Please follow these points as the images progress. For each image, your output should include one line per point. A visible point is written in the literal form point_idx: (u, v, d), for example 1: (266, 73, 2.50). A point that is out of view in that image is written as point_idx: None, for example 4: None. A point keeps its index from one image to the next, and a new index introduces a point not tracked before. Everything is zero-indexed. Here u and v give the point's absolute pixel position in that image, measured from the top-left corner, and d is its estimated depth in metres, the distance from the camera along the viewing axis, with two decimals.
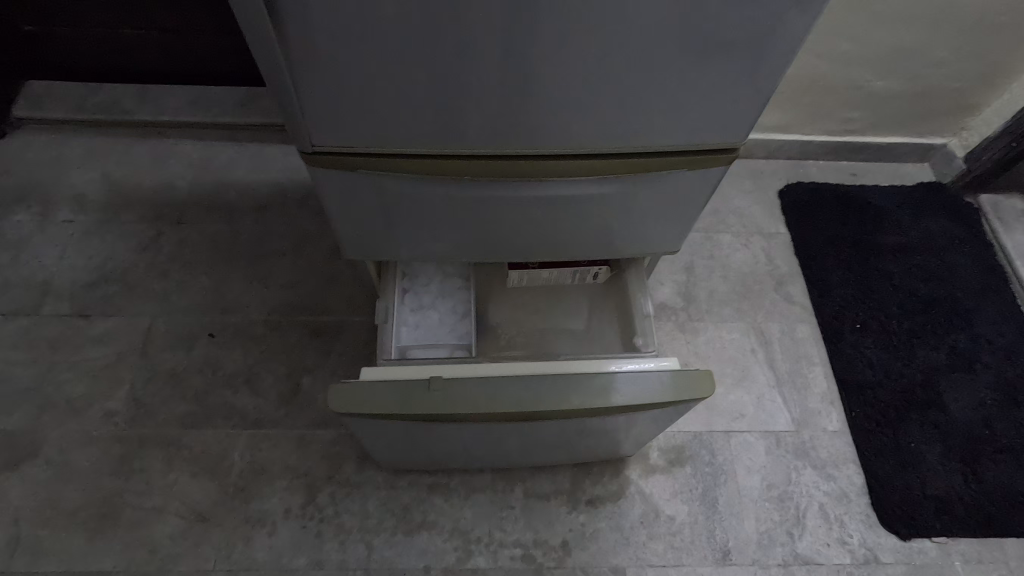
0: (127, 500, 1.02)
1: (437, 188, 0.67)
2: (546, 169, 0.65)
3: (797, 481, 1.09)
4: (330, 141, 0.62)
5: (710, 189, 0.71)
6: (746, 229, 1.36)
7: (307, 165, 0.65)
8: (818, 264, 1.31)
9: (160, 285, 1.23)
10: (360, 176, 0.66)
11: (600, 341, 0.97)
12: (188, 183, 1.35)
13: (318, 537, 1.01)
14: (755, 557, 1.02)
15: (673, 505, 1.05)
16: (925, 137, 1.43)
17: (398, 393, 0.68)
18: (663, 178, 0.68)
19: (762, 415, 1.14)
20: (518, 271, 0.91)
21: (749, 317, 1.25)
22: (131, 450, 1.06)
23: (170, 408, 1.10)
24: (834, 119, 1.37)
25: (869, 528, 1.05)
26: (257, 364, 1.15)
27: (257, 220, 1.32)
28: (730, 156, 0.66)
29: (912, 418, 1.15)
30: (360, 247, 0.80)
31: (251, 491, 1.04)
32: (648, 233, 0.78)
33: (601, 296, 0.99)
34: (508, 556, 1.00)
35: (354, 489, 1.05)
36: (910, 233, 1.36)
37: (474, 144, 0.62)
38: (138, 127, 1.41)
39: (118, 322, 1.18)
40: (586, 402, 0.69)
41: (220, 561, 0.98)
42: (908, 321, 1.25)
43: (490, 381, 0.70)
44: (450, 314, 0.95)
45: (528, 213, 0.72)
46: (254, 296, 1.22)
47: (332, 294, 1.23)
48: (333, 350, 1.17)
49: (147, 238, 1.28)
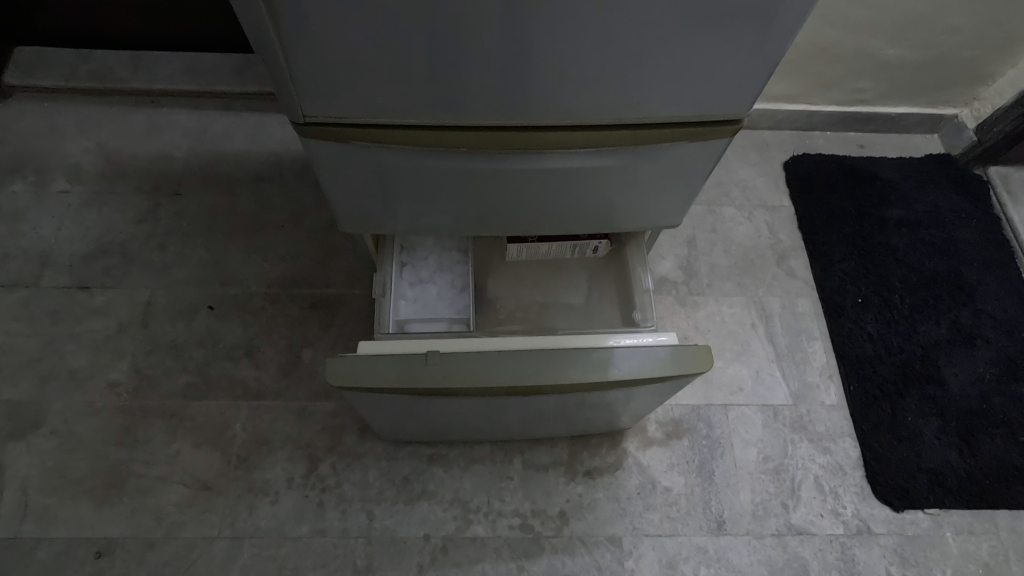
0: (132, 469, 1.04)
1: (434, 161, 0.66)
2: (544, 141, 0.63)
3: (794, 454, 1.10)
4: (321, 112, 0.60)
5: (713, 163, 0.70)
6: (749, 202, 1.35)
7: (301, 136, 0.63)
8: (821, 238, 1.30)
9: (159, 257, 1.22)
10: (353, 149, 0.64)
11: (600, 316, 0.97)
12: (184, 154, 1.34)
13: (321, 506, 1.02)
14: (750, 528, 1.04)
15: (670, 476, 1.07)
16: (935, 107, 1.40)
17: (394, 366, 0.69)
18: (664, 150, 0.66)
19: (760, 388, 1.15)
20: (518, 244, 0.90)
21: (750, 292, 1.24)
22: (135, 421, 1.07)
23: (172, 379, 1.11)
24: (842, 89, 1.34)
25: (863, 500, 1.07)
26: (257, 336, 1.15)
27: (254, 191, 1.30)
28: (734, 128, 0.64)
29: (910, 392, 1.15)
30: (355, 220, 0.79)
31: (254, 461, 1.05)
32: (648, 206, 0.77)
33: (601, 270, 0.99)
34: (506, 525, 1.02)
35: (355, 460, 1.06)
36: (915, 206, 1.34)
37: (470, 114, 0.60)
38: (131, 96, 1.38)
39: (117, 294, 1.18)
40: (583, 376, 0.69)
41: (225, 528, 1.00)
42: (910, 296, 1.25)
43: (486, 355, 0.69)
44: (449, 288, 0.95)
45: (525, 187, 0.71)
46: (253, 268, 1.22)
47: (331, 266, 1.23)
48: (332, 323, 1.17)
49: (145, 209, 1.27)
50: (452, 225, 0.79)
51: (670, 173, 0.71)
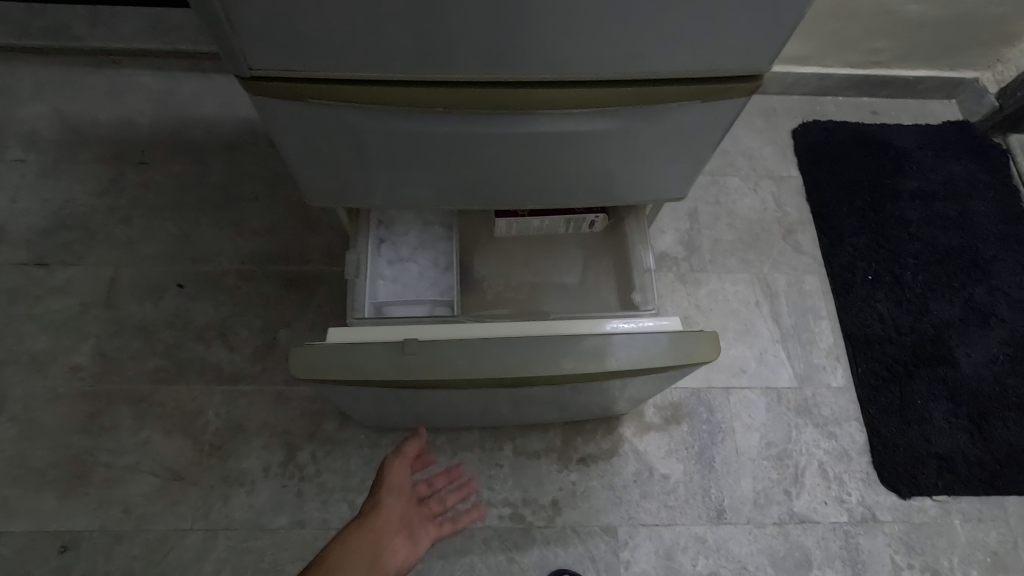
0: (98, 458, 0.98)
1: (406, 123, 0.58)
2: (532, 100, 0.55)
3: (797, 439, 1.05)
4: (270, 64, 0.51)
5: (726, 127, 0.62)
6: (755, 172, 1.26)
7: (250, 94, 0.55)
8: (830, 211, 1.23)
9: (123, 231, 1.14)
10: (312, 109, 0.56)
11: (595, 296, 0.90)
12: (148, 119, 1.23)
13: (299, 496, 0.97)
14: (751, 516, 0.99)
15: (668, 463, 1.02)
16: (955, 70, 1.31)
17: (367, 356, 0.62)
18: (670, 111, 0.58)
19: (764, 371, 1.09)
20: (507, 219, 0.82)
21: (755, 268, 1.17)
22: (100, 407, 1.01)
23: (140, 363, 1.04)
24: (858, 49, 1.24)
25: (869, 486, 1.02)
26: (230, 317, 1.08)
27: (226, 159, 1.21)
28: (753, 85, 0.56)
29: (920, 374, 1.10)
30: (324, 191, 0.71)
31: (228, 449, 0.99)
32: (650, 176, 0.69)
33: (598, 246, 0.91)
34: (496, 515, 0.97)
35: (336, 448, 1.00)
36: (931, 177, 1.27)
37: (446, 66, 0.52)
38: (90, 55, 1.26)
39: (79, 272, 1.10)
40: (577, 367, 0.62)
41: (198, 520, 0.95)
42: (923, 273, 1.18)
43: (470, 343, 0.62)
44: (431, 267, 0.88)
45: (512, 154, 0.63)
46: (225, 243, 1.14)
47: (309, 241, 1.15)
48: (311, 302, 1.10)
49: (107, 179, 1.18)
50: (431, 197, 0.72)
51: (676, 139, 0.63)
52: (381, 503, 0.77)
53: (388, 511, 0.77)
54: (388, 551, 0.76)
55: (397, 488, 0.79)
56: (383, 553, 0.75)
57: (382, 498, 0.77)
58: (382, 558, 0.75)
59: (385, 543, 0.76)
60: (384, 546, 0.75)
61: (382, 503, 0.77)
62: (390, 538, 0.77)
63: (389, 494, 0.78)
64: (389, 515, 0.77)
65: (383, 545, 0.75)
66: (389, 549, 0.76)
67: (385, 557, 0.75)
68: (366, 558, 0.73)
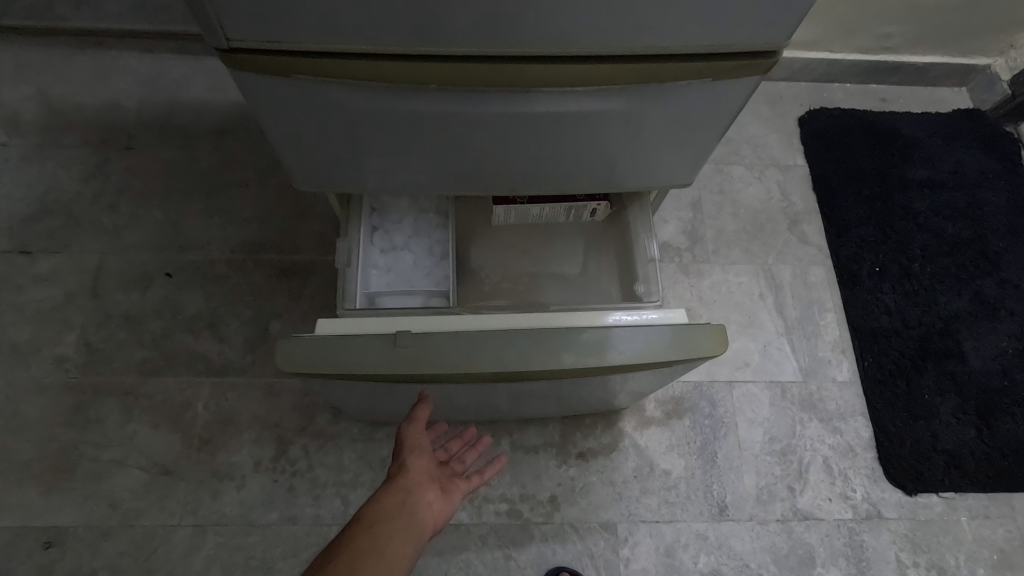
0: (83, 452, 0.95)
1: (398, 101, 0.54)
2: (532, 77, 0.52)
3: (801, 434, 1.02)
4: (250, 36, 0.48)
5: (737, 108, 0.58)
6: (761, 160, 1.23)
7: (230, 69, 0.51)
8: (837, 201, 1.19)
9: (109, 218, 1.10)
10: (296, 85, 0.52)
11: (596, 287, 0.87)
12: (135, 102, 1.19)
13: (291, 492, 0.94)
14: (753, 513, 0.97)
15: (669, 458, 0.99)
16: (967, 57, 1.28)
17: (357, 349, 0.59)
18: (679, 89, 0.54)
19: (768, 364, 1.06)
20: (505, 206, 0.79)
21: (759, 259, 1.14)
22: (85, 399, 0.98)
23: (126, 354, 1.01)
24: (868, 34, 1.20)
25: (874, 483, 1.00)
26: (220, 307, 1.05)
27: (215, 144, 1.17)
28: (769, 62, 0.52)
29: (928, 368, 1.07)
30: (313, 175, 0.68)
31: (218, 443, 0.96)
32: (655, 160, 0.66)
33: (599, 235, 0.88)
34: (493, 511, 0.95)
35: (329, 442, 0.97)
36: (940, 166, 1.24)
37: (440, 39, 0.48)
38: (75, 36, 1.22)
39: (64, 260, 1.07)
40: (577, 361, 0.59)
41: (186, 515, 0.92)
42: (931, 264, 1.15)
43: (465, 336, 0.60)
44: (426, 256, 0.85)
45: (510, 135, 0.59)
46: (214, 231, 1.10)
47: (301, 230, 1.11)
48: (303, 292, 1.07)
49: (92, 164, 1.14)
50: (424, 182, 0.68)
51: (684, 120, 0.59)
52: (408, 462, 0.69)
53: (417, 470, 0.69)
54: (425, 508, 0.67)
55: (423, 448, 0.71)
56: (421, 510, 0.66)
57: (407, 459, 0.69)
58: (421, 516, 0.65)
59: (422, 500, 0.67)
60: (421, 504, 0.67)
61: (409, 463, 0.69)
62: (424, 497, 0.68)
63: (415, 454, 0.70)
64: (419, 474, 0.69)
65: (420, 503, 0.66)
66: (426, 506, 0.67)
67: (424, 516, 0.66)
68: (405, 516, 0.63)
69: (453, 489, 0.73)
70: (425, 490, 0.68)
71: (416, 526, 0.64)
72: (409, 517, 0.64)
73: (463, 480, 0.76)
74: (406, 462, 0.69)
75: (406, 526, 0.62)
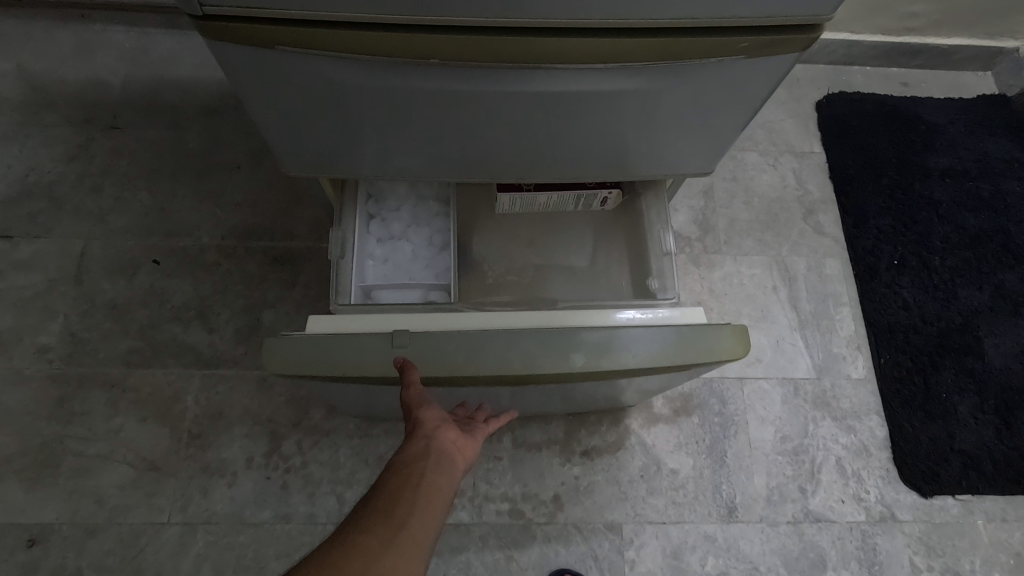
0: (68, 447, 0.91)
1: (396, 77, 0.49)
2: (546, 54, 0.47)
3: (814, 433, 0.98)
4: (230, 2, 0.42)
5: (768, 90, 0.53)
6: (776, 146, 1.18)
7: (207, 40, 0.46)
8: (855, 190, 1.14)
9: (94, 202, 1.05)
10: (281, 57, 0.47)
11: (606, 281, 0.82)
12: (120, 79, 1.13)
13: (284, 489, 0.91)
14: (764, 514, 0.93)
15: (677, 458, 0.96)
16: (993, 39, 1.22)
17: (350, 350, 0.54)
18: (707, 67, 0.49)
19: (781, 360, 1.02)
20: (510, 194, 0.74)
21: (773, 250, 1.10)
22: (69, 392, 0.94)
23: (112, 344, 0.96)
24: (892, 14, 1.14)
25: (889, 484, 0.97)
26: (209, 296, 1.00)
27: (205, 124, 1.12)
28: (809, 38, 0.47)
29: (946, 365, 1.03)
30: (305, 158, 0.63)
31: (208, 438, 0.93)
32: (675, 145, 0.61)
33: (609, 225, 0.84)
34: (494, 510, 0.91)
35: (324, 438, 0.94)
36: (963, 154, 1.18)
37: (442, 9, 0.43)
38: (54, 8, 1.15)
39: (46, 245, 1.02)
40: (588, 364, 0.55)
41: (175, 513, 0.89)
42: (952, 257, 1.11)
43: (467, 335, 0.55)
44: (426, 246, 0.80)
45: (517, 116, 0.54)
46: (204, 216, 1.05)
47: (295, 215, 1.06)
48: (296, 281, 1.02)
49: (75, 144, 1.09)
50: (423, 166, 0.63)
51: (708, 103, 0.54)
52: (422, 416, 0.53)
53: (436, 420, 0.53)
54: (453, 461, 0.51)
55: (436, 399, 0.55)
56: (448, 465, 0.51)
57: (418, 414, 0.53)
58: (451, 471, 0.50)
59: (448, 452, 0.52)
60: (447, 456, 0.51)
61: (424, 415, 0.53)
62: (452, 446, 0.52)
63: (428, 405, 0.53)
64: (439, 425, 0.53)
65: (446, 456, 0.51)
66: (454, 456, 0.52)
67: (455, 468, 0.51)
68: (429, 476, 0.48)
69: (478, 431, 0.58)
70: (451, 436, 0.53)
71: (445, 486, 0.49)
72: (435, 476, 0.49)
73: (486, 424, 0.61)
74: (419, 415, 0.53)
75: (431, 489, 0.48)
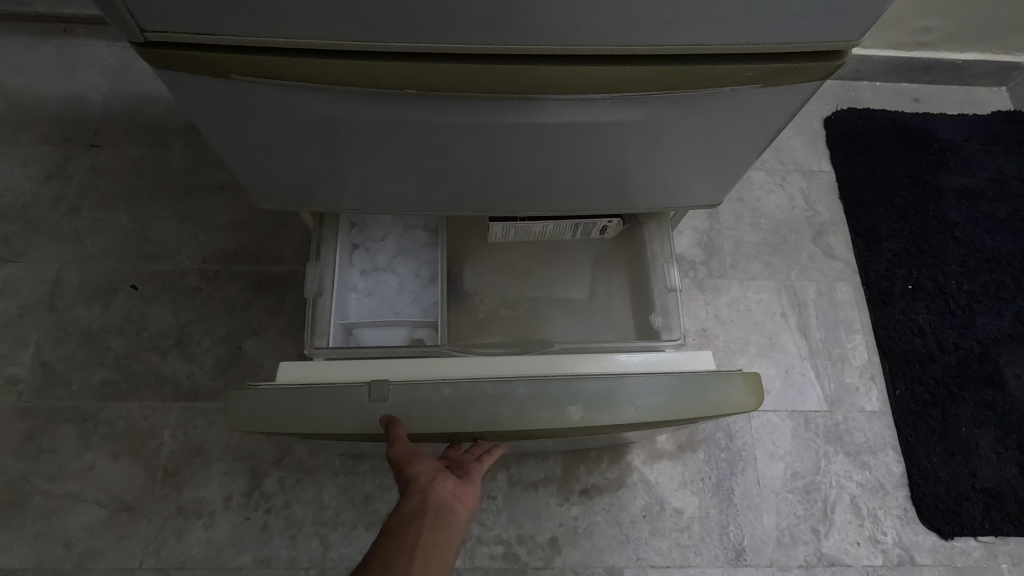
0: (36, 485, 0.86)
1: (373, 107, 0.45)
2: (537, 84, 0.42)
3: (826, 470, 0.93)
4: (176, 27, 0.38)
5: (784, 119, 0.48)
6: (784, 165, 1.13)
7: (160, 68, 0.41)
8: (866, 210, 1.10)
9: (71, 224, 1.01)
10: (243, 86, 0.43)
11: (606, 316, 0.78)
12: (101, 95, 1.09)
13: (265, 531, 0.85)
14: (774, 558, 0.88)
15: (682, 496, 0.90)
16: (1009, 53, 1.17)
17: (323, 403, 0.49)
18: (720, 96, 0.45)
19: (790, 391, 0.97)
20: (503, 223, 0.70)
21: (781, 275, 1.04)
22: (39, 426, 0.89)
23: (85, 375, 0.92)
24: (903, 28, 1.10)
25: (906, 525, 0.91)
26: (189, 324, 0.95)
27: (189, 142, 1.07)
28: (833, 65, 0.42)
29: (965, 398, 0.98)
30: (283, 187, 0.58)
31: (184, 476, 0.87)
32: (682, 174, 0.56)
33: (607, 254, 0.80)
34: (487, 554, 0.86)
35: (307, 475, 0.88)
36: (978, 173, 1.13)
37: (417, 34, 0.38)
38: (35, 21, 1.11)
39: (19, 270, 0.97)
40: (586, 419, 0.50)
41: (148, 557, 0.83)
42: (969, 282, 1.05)
43: (452, 386, 0.50)
44: (413, 279, 0.77)
45: (510, 147, 0.50)
46: (185, 239, 1.00)
47: (280, 238, 1.01)
48: (280, 307, 0.97)
49: (52, 163, 1.04)
50: (408, 197, 0.59)
51: (719, 132, 0.49)
52: (414, 471, 0.49)
53: (430, 471, 0.50)
54: (451, 515, 0.49)
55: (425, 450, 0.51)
56: (449, 518, 0.49)
57: (408, 471, 0.49)
58: (451, 526, 0.48)
59: (447, 505, 0.49)
60: (446, 511, 0.49)
61: (417, 469, 0.49)
62: (450, 497, 0.50)
63: (418, 459, 0.50)
64: (433, 478, 0.50)
65: (444, 510, 0.49)
66: (452, 509, 0.49)
67: (456, 521, 0.49)
68: (426, 535, 0.47)
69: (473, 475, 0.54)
70: (448, 486, 0.50)
71: (444, 545, 0.47)
72: (432, 535, 0.47)
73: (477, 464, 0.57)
74: (411, 470, 0.49)
75: (429, 551, 0.46)
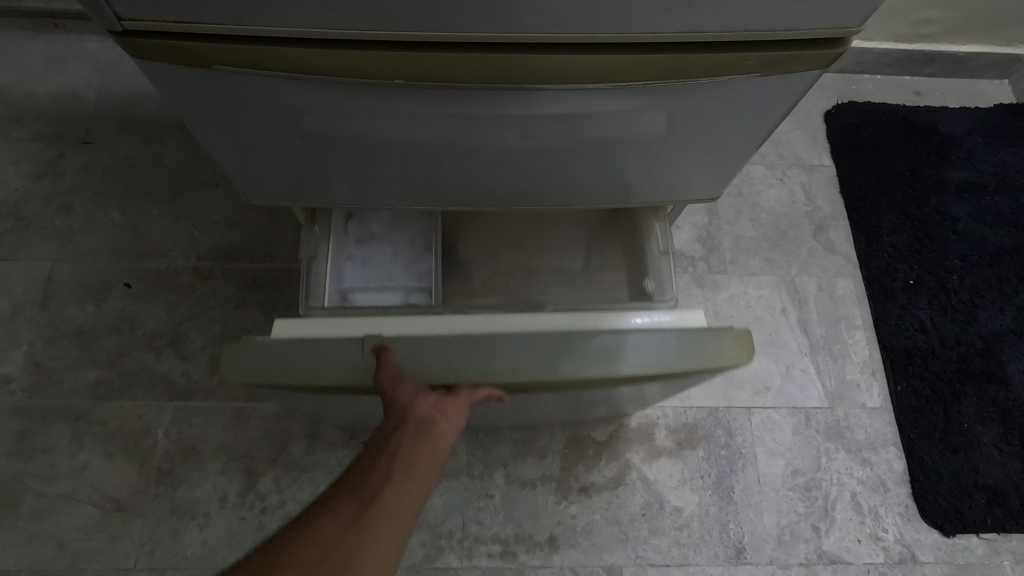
0: (29, 486, 0.85)
1: (362, 99, 0.44)
2: (530, 74, 0.41)
3: (827, 467, 0.92)
4: (157, 16, 0.37)
5: (786, 108, 0.47)
6: (784, 160, 1.12)
7: (141, 58, 0.40)
8: (867, 204, 1.09)
9: (63, 221, 0.99)
10: (227, 77, 0.41)
11: (601, 285, 0.78)
12: (94, 91, 1.08)
13: (261, 530, 0.85)
14: (774, 556, 0.87)
15: (681, 494, 0.89)
16: (1012, 45, 1.15)
17: (314, 356, 0.48)
18: (719, 85, 0.43)
19: (791, 389, 0.96)
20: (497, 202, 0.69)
21: (781, 270, 1.03)
22: (32, 426, 0.88)
23: (78, 374, 0.91)
24: (905, 20, 1.09)
25: (908, 522, 0.90)
26: (183, 321, 0.94)
27: (182, 137, 1.06)
28: (834, 53, 0.41)
29: (968, 395, 0.97)
30: (272, 182, 0.57)
31: (179, 475, 0.87)
32: (683, 167, 0.55)
33: (602, 237, 0.79)
34: (485, 552, 0.85)
35: (303, 475, 0.88)
36: (980, 167, 1.12)
37: (404, 23, 0.37)
38: (27, 17, 1.10)
39: (12, 268, 0.96)
40: (577, 371, 0.47)
41: (143, 558, 0.83)
42: (972, 277, 1.04)
43: (448, 340, 0.48)
44: (408, 246, 0.76)
45: (504, 140, 0.48)
46: (179, 236, 0.99)
47: (274, 234, 1.00)
48: (275, 305, 0.96)
49: (44, 161, 1.03)
50: (401, 190, 0.58)
51: (720, 122, 0.48)
52: (394, 394, 0.45)
53: (412, 390, 0.46)
54: (435, 429, 0.46)
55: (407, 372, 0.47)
56: (432, 433, 0.46)
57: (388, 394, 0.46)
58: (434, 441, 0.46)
59: (429, 422, 0.46)
60: (428, 427, 0.46)
61: (397, 392, 0.45)
62: (433, 413, 0.46)
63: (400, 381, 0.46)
64: (414, 399, 0.46)
65: (426, 426, 0.46)
66: (436, 426, 0.46)
67: (439, 435, 0.46)
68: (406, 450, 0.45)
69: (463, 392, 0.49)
70: (431, 403, 0.46)
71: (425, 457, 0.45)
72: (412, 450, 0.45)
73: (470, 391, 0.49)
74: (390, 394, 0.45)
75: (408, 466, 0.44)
